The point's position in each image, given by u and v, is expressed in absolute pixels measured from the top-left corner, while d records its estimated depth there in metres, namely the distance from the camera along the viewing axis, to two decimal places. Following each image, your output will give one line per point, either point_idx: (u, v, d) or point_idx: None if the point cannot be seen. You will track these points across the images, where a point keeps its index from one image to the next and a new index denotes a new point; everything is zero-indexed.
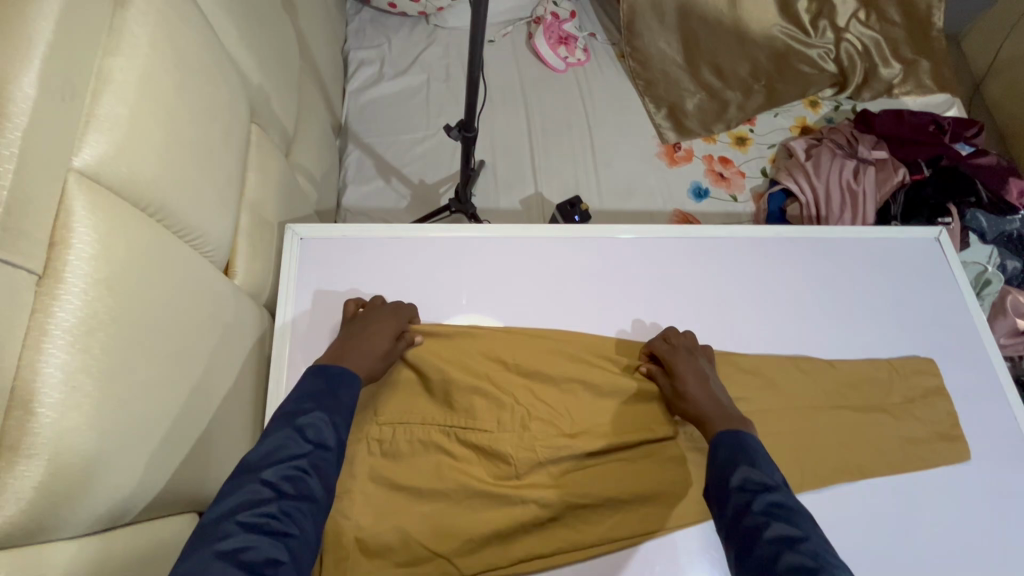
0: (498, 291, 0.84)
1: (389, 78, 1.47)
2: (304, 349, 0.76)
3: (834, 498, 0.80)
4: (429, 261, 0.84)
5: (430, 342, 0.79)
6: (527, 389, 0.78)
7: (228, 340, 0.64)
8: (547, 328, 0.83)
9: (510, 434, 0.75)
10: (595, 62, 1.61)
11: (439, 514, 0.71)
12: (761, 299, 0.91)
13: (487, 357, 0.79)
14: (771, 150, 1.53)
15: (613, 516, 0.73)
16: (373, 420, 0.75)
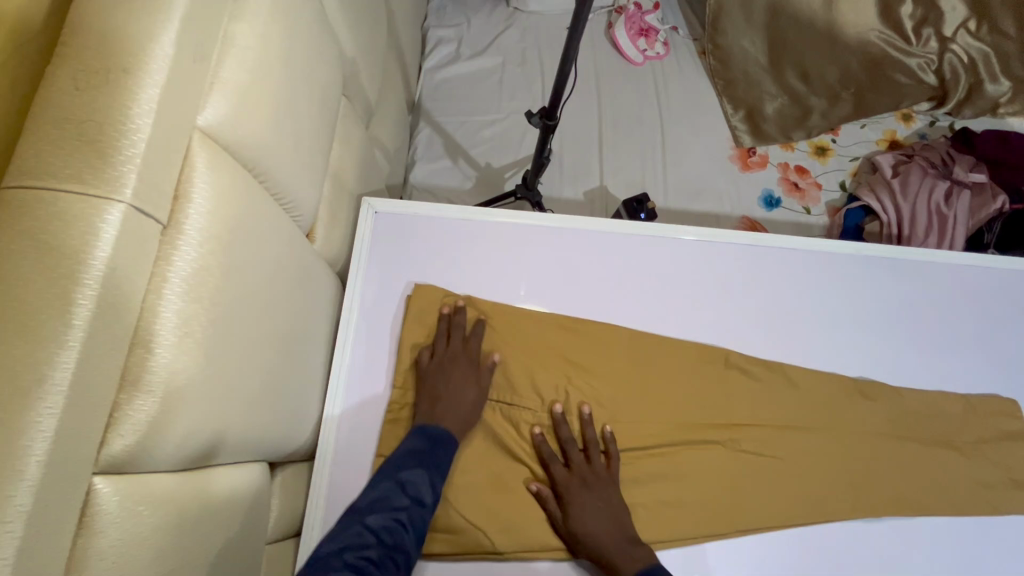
0: (561, 280, 0.83)
1: (464, 59, 1.47)
2: (370, 316, 0.78)
3: (894, 534, 0.77)
4: (496, 243, 0.84)
5: (486, 320, 0.79)
6: (581, 381, 0.78)
7: (308, 303, 0.67)
8: (607, 321, 0.82)
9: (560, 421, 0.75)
10: (674, 57, 1.56)
11: (486, 489, 0.73)
12: (834, 317, 0.87)
13: (544, 344, 0.79)
14: (854, 163, 1.45)
15: (652, 514, 0.74)
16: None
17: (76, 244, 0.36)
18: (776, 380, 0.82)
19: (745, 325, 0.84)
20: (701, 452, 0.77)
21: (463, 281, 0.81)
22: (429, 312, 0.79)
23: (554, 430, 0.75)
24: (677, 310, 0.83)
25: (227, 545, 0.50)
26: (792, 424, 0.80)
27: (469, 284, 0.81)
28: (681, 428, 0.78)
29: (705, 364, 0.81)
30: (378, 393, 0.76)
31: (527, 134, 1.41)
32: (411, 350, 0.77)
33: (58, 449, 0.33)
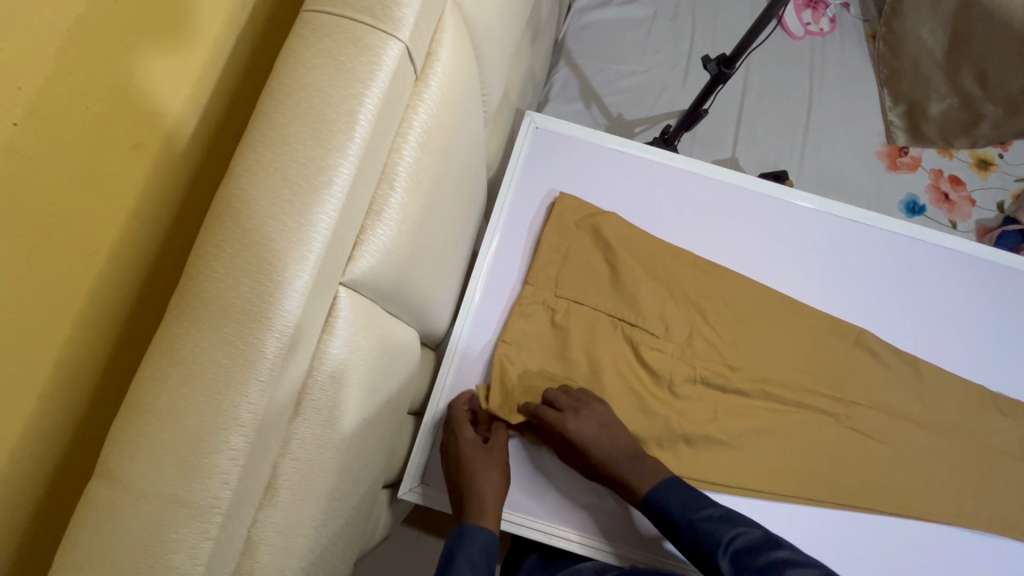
0: (700, 226, 0.82)
1: (616, 5, 1.43)
2: (513, 215, 0.80)
3: (1009, 562, 0.72)
4: (644, 179, 0.83)
5: (623, 240, 0.79)
6: (706, 322, 0.77)
7: (474, 196, 0.70)
8: (740, 273, 0.80)
9: (673, 351, 0.75)
10: (838, 36, 1.44)
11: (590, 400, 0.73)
12: (985, 324, 0.81)
13: (677, 279, 0.78)
14: (1018, 185, 1.33)
15: (751, 466, 0.72)
16: (552, 290, 0.76)
17: (363, 71, 0.39)
18: (910, 373, 0.77)
19: (883, 311, 0.80)
20: (811, 419, 0.75)
21: (607, 203, 0.82)
22: (569, 221, 0.79)
23: (671, 360, 0.74)
24: (816, 281, 0.81)
25: (394, 391, 0.54)
26: (919, 423, 0.75)
27: (611, 207, 0.82)
28: (797, 390, 0.75)
29: (837, 339, 0.78)
30: (506, 283, 0.78)
31: (664, 91, 1.37)
32: (545, 250, 0.77)
33: (329, 247, 0.37)
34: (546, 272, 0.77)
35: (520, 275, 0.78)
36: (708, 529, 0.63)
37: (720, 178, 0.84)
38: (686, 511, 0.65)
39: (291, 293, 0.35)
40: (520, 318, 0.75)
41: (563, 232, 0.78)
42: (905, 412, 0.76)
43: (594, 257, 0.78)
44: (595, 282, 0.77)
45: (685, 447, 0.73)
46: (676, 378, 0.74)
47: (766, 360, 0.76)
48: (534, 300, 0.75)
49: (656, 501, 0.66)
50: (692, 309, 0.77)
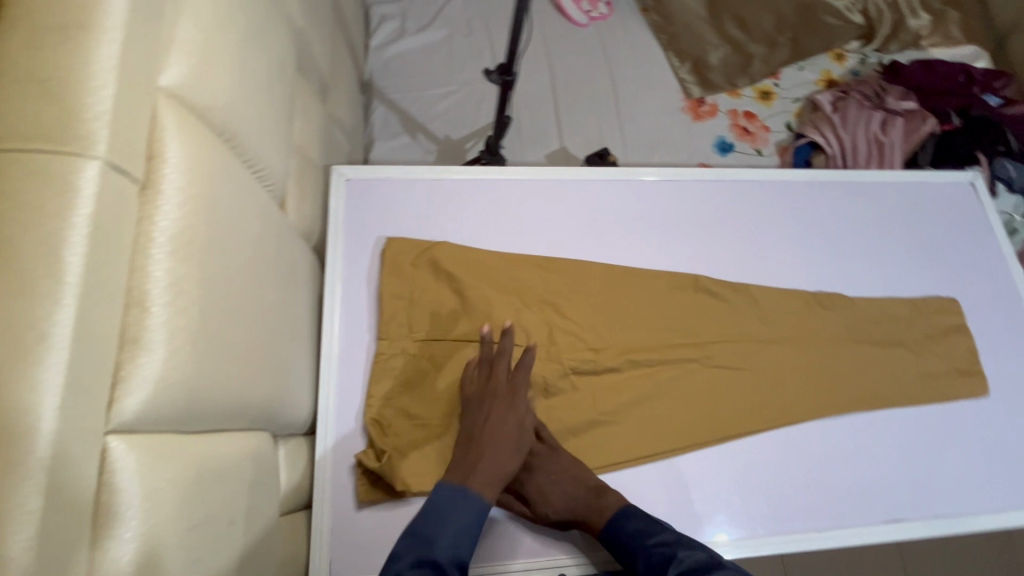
0: (532, 227, 0.85)
1: (411, 34, 1.45)
2: (348, 274, 0.78)
3: (861, 433, 0.82)
4: (467, 199, 0.85)
5: (461, 262, 0.79)
6: (561, 315, 0.80)
7: (287, 273, 0.67)
8: (577, 259, 0.84)
9: (541, 352, 0.77)
10: (618, 16, 1.57)
11: None
12: (791, 236, 0.92)
13: (522, 284, 0.80)
14: (796, 105, 1.52)
15: (638, 432, 0.76)
16: (408, 336, 0.75)
17: (56, 202, 0.36)
18: (743, 298, 0.86)
19: (709, 252, 0.88)
20: (679, 369, 0.80)
21: (437, 233, 0.82)
22: (406, 263, 0.78)
23: (543, 363, 0.76)
24: (645, 243, 0.87)
25: (244, 505, 0.50)
26: (765, 339, 0.84)
27: (442, 236, 0.82)
28: (659, 348, 0.81)
29: (677, 289, 0.85)
30: (358, 343, 0.76)
31: (481, 103, 1.41)
32: (388, 300, 0.76)
33: (68, 402, 0.33)
34: (396, 321, 0.76)
35: (371, 331, 0.76)
36: (661, 551, 0.63)
37: (536, 177, 0.88)
38: (640, 538, 0.65)
39: (26, 470, 0.31)
40: (381, 376, 0.73)
41: (402, 275, 0.78)
42: (749, 336, 0.84)
43: (441, 289, 0.78)
44: (449, 312, 0.77)
45: (575, 439, 0.75)
46: (551, 377, 0.76)
47: (625, 331, 0.81)
48: (392, 352, 0.74)
49: (612, 533, 0.66)
50: (543, 308, 0.80)
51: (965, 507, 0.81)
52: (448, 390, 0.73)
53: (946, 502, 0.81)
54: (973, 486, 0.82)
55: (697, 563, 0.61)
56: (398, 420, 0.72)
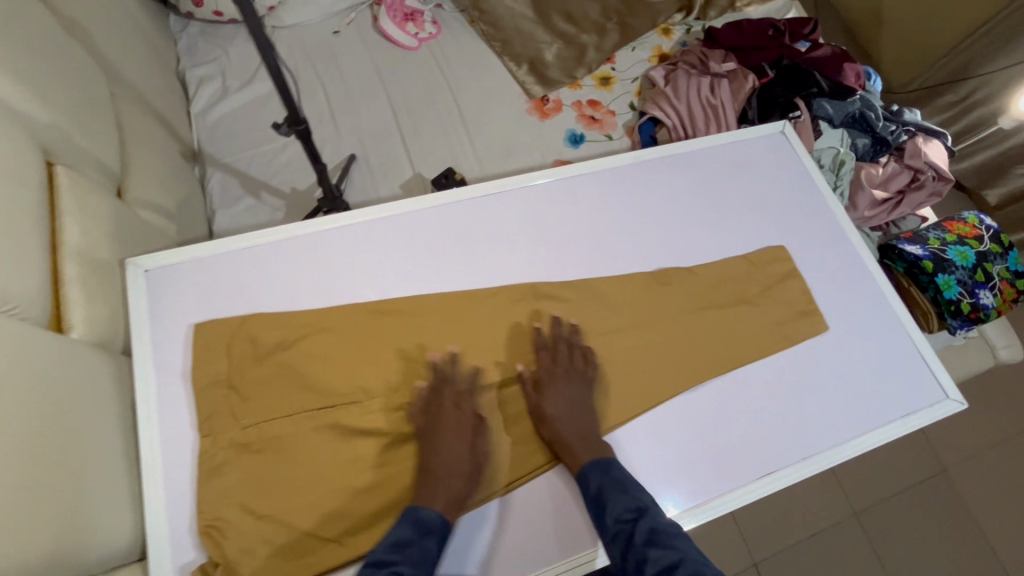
0: (358, 275, 0.83)
1: (235, 91, 1.39)
2: (161, 370, 0.73)
3: (718, 399, 0.84)
4: (284, 261, 0.82)
5: (281, 331, 0.76)
6: (401, 358, 0.77)
7: (72, 393, 0.62)
8: (409, 296, 0.83)
9: (382, 404, 0.74)
10: (447, 33, 1.57)
11: (319, 500, 0.69)
12: (621, 221, 0.96)
13: (353, 336, 0.78)
14: (636, 84, 1.56)
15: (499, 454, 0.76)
16: (237, 427, 0.71)
17: None
18: (581, 296, 0.87)
19: (541, 254, 0.90)
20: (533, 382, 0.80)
21: (254, 305, 0.78)
22: (219, 346, 0.74)
23: (385, 415, 0.74)
24: (473, 262, 0.88)
25: None
26: (611, 330, 0.86)
27: (262, 306, 0.78)
28: (506, 366, 0.80)
29: (518, 300, 0.85)
30: (181, 444, 0.70)
31: (323, 147, 1.37)
32: (206, 391, 0.72)
33: None
34: (220, 412, 0.71)
35: (193, 429, 0.71)
36: (635, 507, 0.67)
37: (356, 223, 0.87)
38: (620, 491, 0.69)
39: None
40: (213, 474, 0.69)
41: (219, 360, 0.74)
42: (594, 331, 0.85)
43: (267, 365, 0.74)
44: (282, 387, 0.73)
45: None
46: (396, 427, 0.73)
47: (471, 358, 0.79)
48: (219, 448, 0.70)
49: (597, 478, 0.71)
50: (381, 356, 0.77)
51: (826, 442, 0.85)
52: (289, 470, 0.70)
53: (808, 443, 0.84)
54: (829, 420, 0.86)
55: (664, 527, 0.64)
56: (239, 518, 0.67)
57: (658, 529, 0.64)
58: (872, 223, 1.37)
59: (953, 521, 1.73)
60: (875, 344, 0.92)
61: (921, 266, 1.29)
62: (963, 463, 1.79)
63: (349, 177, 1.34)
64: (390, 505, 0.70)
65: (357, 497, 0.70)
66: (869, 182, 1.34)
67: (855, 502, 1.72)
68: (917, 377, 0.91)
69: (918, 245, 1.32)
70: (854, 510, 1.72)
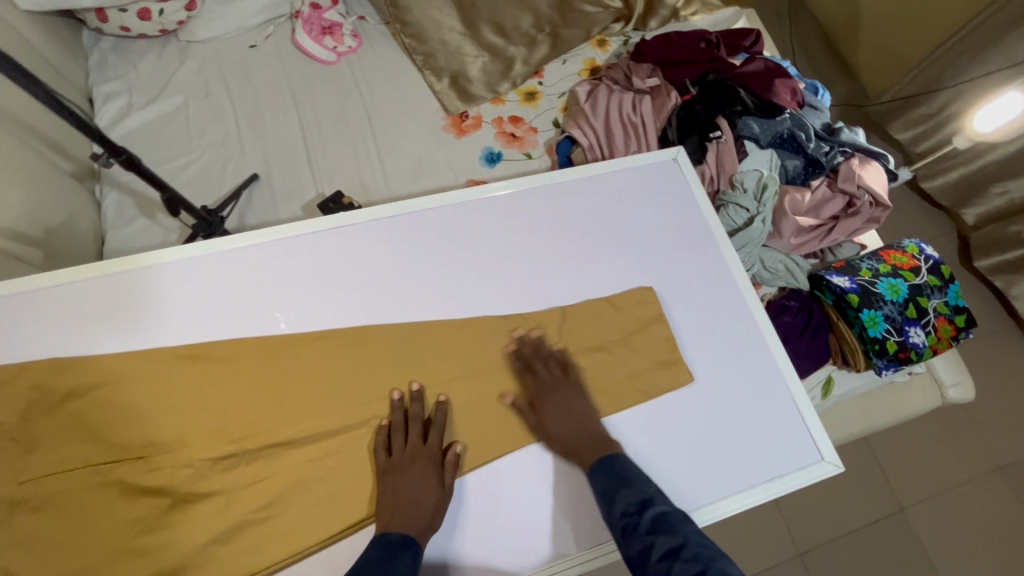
0: (171, 317, 0.78)
1: (139, 108, 1.36)
2: None
3: (556, 455, 0.79)
4: (91, 300, 0.77)
5: (75, 379, 0.73)
6: (201, 413, 0.74)
7: None
8: (224, 341, 0.78)
9: (172, 460, 0.71)
10: (369, 46, 1.52)
11: (93, 564, 0.67)
12: (480, 257, 0.89)
13: (156, 385, 0.74)
14: (562, 99, 1.51)
15: (295, 518, 0.72)
16: (12, 481, 0.68)
17: None
18: (419, 342, 0.82)
19: (383, 294, 0.84)
20: (347, 438, 0.76)
21: (55, 350, 0.75)
22: (5, 394, 0.71)
23: (174, 472, 0.70)
24: (302, 303, 0.81)
25: None
26: (444, 380, 0.80)
27: (61, 350, 0.75)
28: (318, 421, 0.75)
29: (344, 347, 0.80)
30: None
31: (225, 167, 1.33)
32: None
33: None
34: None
35: None
36: (636, 499, 0.70)
37: (176, 258, 0.81)
38: (628, 484, 0.72)
39: None
40: None
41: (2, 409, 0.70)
42: (428, 380, 0.80)
43: (57, 416, 0.71)
44: (68, 440, 0.70)
45: (222, 548, 0.69)
46: (184, 486, 0.70)
47: (281, 411, 0.75)
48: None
49: (608, 470, 0.74)
50: (182, 410, 0.74)
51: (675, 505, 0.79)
52: (63, 531, 0.67)
53: None
54: (684, 482, 0.79)
55: (662, 515, 0.68)
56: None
57: (656, 518, 0.67)
58: (801, 251, 1.28)
59: (909, 566, 1.60)
60: (746, 398, 0.85)
61: (847, 299, 1.20)
62: (925, 503, 1.66)
63: (249, 197, 1.30)
64: (166, 570, 0.68)
65: (129, 562, 0.67)
66: (795, 208, 1.25)
67: (801, 542, 1.60)
68: (791, 435, 0.84)
69: (846, 277, 1.23)
70: (799, 551, 1.59)
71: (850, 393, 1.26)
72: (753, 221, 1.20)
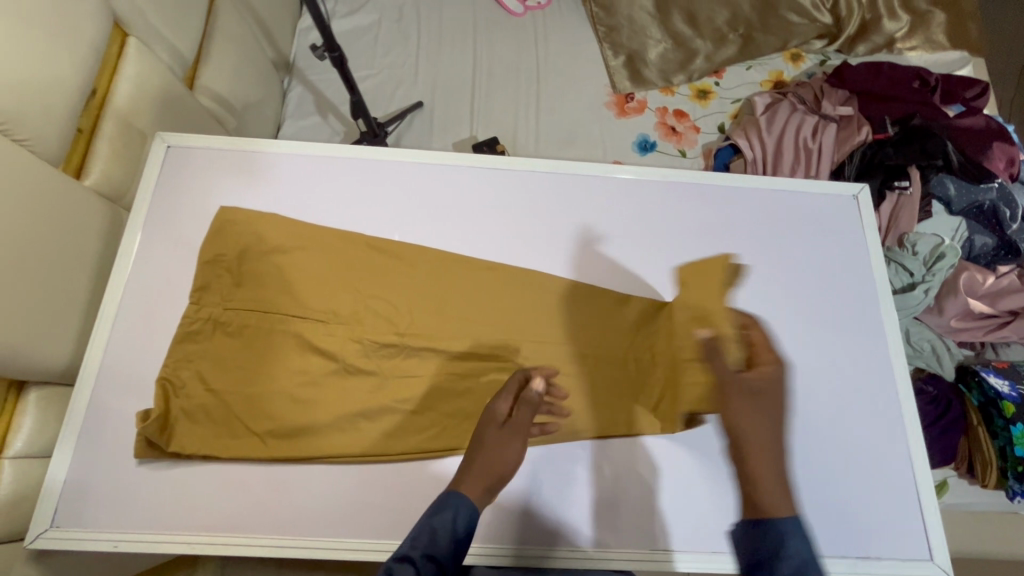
0: (366, 209, 0.86)
1: (340, 16, 1.47)
2: (147, 234, 0.82)
3: (652, 451, 0.78)
4: (313, 174, 0.88)
5: (289, 235, 0.81)
6: (376, 298, 0.80)
7: (62, 231, 0.73)
8: (409, 243, 0.84)
9: (344, 331, 0.77)
10: (557, 6, 1.53)
11: (263, 397, 0.74)
12: (625, 236, 0.89)
13: (350, 263, 0.82)
14: (735, 106, 1.42)
15: (431, 424, 0.75)
16: (220, 304, 0.77)
17: None
18: (552, 300, 0.84)
19: (526, 246, 0.87)
20: (492, 365, 0.79)
21: (274, 208, 0.85)
22: (231, 231, 0.81)
23: (343, 344, 0.77)
24: (453, 232, 0.86)
25: None
26: (588, 342, 0.82)
27: (282, 210, 0.84)
28: (474, 339, 0.80)
29: (510, 280, 0.84)
30: (135, 302, 0.79)
31: (398, 88, 1.41)
32: (206, 266, 0.79)
33: None
34: (212, 288, 0.78)
35: (149, 293, 0.79)
36: None
37: (385, 159, 0.90)
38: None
39: None
40: (150, 338, 0.77)
41: (229, 242, 0.79)
42: (551, 339, 0.82)
43: (268, 261, 0.79)
44: (267, 286, 0.78)
45: (366, 423, 0.74)
46: (349, 358, 0.76)
47: (439, 320, 0.80)
48: (198, 318, 0.76)
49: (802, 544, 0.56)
50: (362, 289, 0.80)
51: None
52: (248, 360, 0.75)
53: None
54: None
55: None
56: (193, 383, 0.73)
57: None
58: (959, 340, 1.14)
59: None
60: (865, 465, 0.79)
61: (1000, 406, 1.06)
62: None
63: (409, 121, 1.37)
64: (319, 424, 0.73)
65: (292, 406, 0.74)
66: (969, 288, 1.10)
67: None
68: (903, 523, 0.76)
69: (1006, 381, 1.08)
70: None
71: (965, 507, 1.11)
72: (913, 288, 1.08)
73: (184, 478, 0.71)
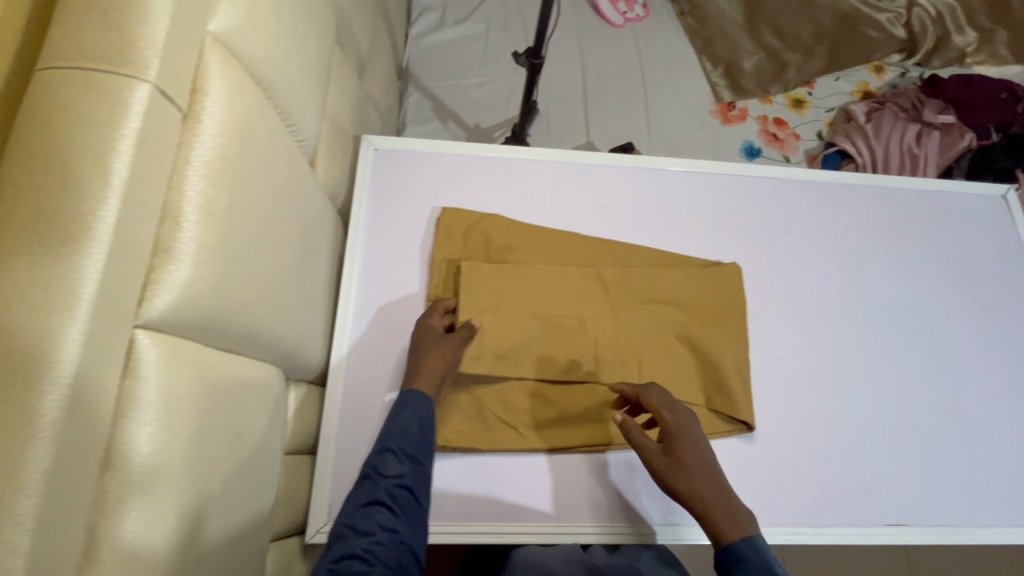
0: (573, 210, 0.90)
1: (449, 25, 1.51)
2: (372, 236, 0.84)
3: (861, 433, 0.84)
4: (519, 177, 0.91)
5: (509, 234, 0.85)
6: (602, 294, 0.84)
7: (316, 231, 0.74)
8: (621, 242, 0.89)
9: (574, 327, 0.81)
10: (654, 19, 1.60)
11: (511, 391, 0.78)
12: (806, 235, 0.96)
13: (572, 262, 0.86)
14: (830, 114, 1.51)
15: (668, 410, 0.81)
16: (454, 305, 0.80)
17: (109, 115, 0.40)
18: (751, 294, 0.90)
19: (721, 244, 0.92)
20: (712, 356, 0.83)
21: (490, 209, 0.88)
22: (456, 233, 0.85)
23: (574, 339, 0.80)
24: (658, 232, 0.91)
25: (253, 423, 0.56)
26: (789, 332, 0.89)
27: (499, 212, 0.88)
28: (693, 330, 0.84)
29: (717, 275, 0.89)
30: (370, 302, 0.80)
31: (513, 95, 1.45)
32: (438, 264, 0.83)
33: (113, 300, 0.38)
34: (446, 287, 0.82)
35: (382, 293, 0.81)
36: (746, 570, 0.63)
37: (584, 162, 0.94)
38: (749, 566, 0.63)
39: (64, 344, 0.35)
40: (393, 337, 0.79)
41: (458, 244, 0.84)
42: (757, 331, 0.88)
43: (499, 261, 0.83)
44: (501, 284, 0.81)
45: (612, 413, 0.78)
46: (583, 352, 0.80)
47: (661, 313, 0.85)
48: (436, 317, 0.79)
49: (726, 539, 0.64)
50: (589, 284, 0.84)
51: (966, 513, 0.82)
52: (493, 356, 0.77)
53: (949, 510, 0.82)
54: (979, 497, 0.83)
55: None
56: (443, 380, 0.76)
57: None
58: None
59: None
60: None
61: None
62: None
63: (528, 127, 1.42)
64: (567, 415, 0.77)
65: (535, 400, 0.78)
66: None
67: None
68: None
69: None
70: None
71: None
72: None
73: (448, 470, 0.74)
